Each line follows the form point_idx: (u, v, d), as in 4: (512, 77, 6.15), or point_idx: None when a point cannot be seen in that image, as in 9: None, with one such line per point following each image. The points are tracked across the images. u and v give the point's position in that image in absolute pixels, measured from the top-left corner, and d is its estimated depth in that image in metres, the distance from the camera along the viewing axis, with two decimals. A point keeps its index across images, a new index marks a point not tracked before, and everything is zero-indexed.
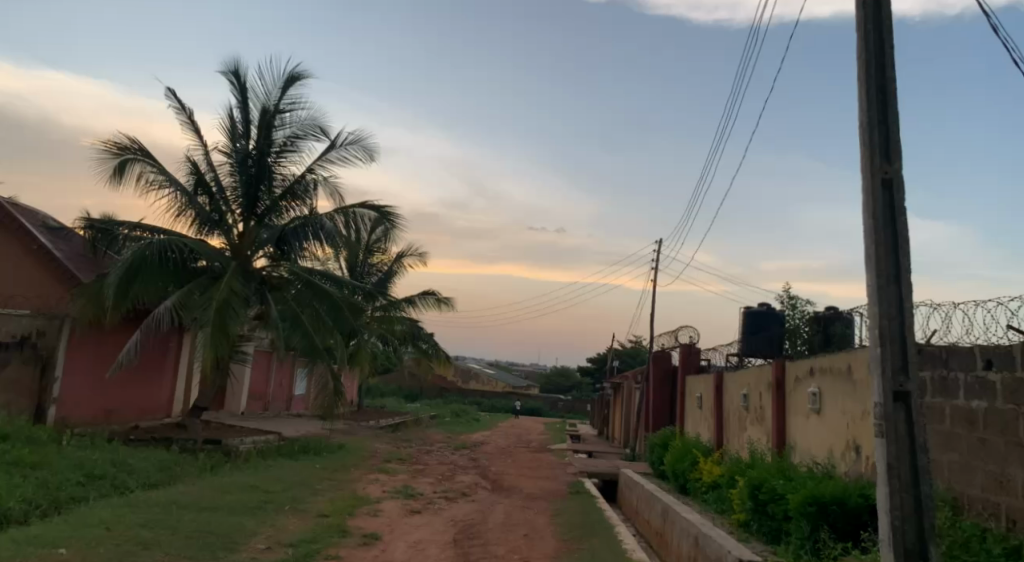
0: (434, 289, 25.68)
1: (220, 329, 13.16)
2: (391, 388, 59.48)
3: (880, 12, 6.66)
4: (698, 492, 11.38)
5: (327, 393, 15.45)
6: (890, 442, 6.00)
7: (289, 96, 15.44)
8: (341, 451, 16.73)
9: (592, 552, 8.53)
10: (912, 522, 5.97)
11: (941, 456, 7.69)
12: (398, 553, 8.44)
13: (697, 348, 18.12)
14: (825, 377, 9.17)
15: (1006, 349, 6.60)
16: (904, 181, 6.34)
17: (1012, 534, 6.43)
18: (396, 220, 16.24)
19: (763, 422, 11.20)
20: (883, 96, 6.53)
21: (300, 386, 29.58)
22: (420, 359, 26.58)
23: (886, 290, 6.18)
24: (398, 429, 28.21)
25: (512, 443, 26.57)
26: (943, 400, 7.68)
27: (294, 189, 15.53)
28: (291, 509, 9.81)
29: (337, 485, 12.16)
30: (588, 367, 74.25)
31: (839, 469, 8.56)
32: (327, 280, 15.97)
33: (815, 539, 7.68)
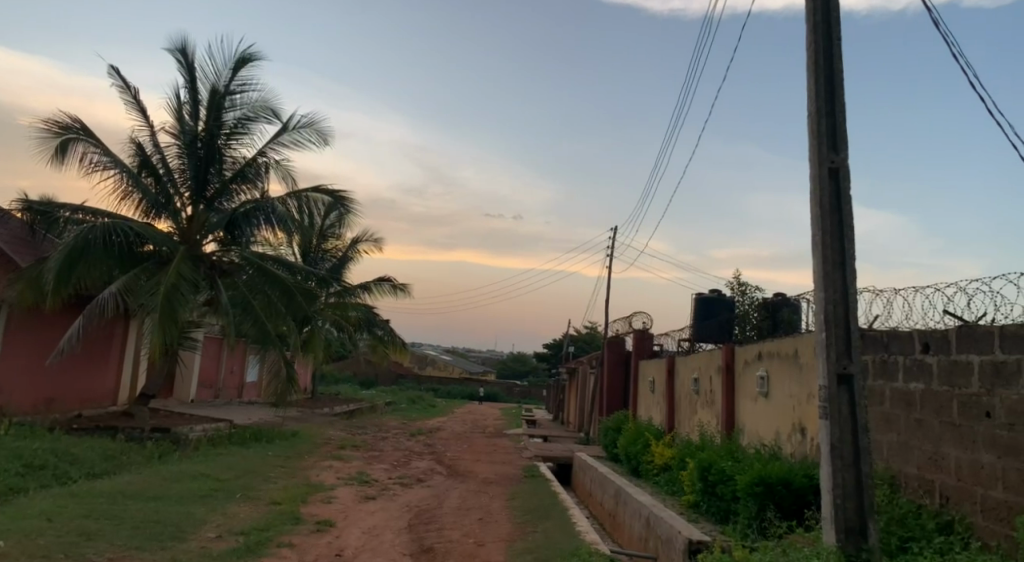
0: (389, 275, 25.43)
1: (169, 315, 12.84)
2: (346, 376, 58.85)
3: (829, 4, 6.80)
4: (649, 474, 11.60)
5: (280, 380, 15.23)
6: (833, 424, 6.22)
7: (240, 77, 15.07)
8: (294, 438, 16.54)
9: (546, 534, 8.64)
10: (853, 500, 6.20)
11: (880, 436, 7.98)
12: (352, 540, 8.40)
13: (650, 334, 18.44)
14: (773, 361, 9.40)
15: (942, 333, 6.87)
16: (849, 170, 6.54)
17: (945, 510, 6.74)
18: (351, 205, 16.07)
19: (713, 406, 11.46)
20: (830, 86, 6.70)
21: (252, 373, 29.11)
22: (375, 347, 26.45)
23: (832, 275, 6.37)
24: (353, 416, 28.05)
25: (469, 429, 26.65)
26: (883, 382, 7.95)
27: (245, 173, 15.20)
28: (242, 498, 9.65)
29: (290, 473, 12.04)
30: (545, 353, 74.97)
31: (785, 450, 8.81)
32: (280, 265, 15.69)
33: (761, 518, 7.90)
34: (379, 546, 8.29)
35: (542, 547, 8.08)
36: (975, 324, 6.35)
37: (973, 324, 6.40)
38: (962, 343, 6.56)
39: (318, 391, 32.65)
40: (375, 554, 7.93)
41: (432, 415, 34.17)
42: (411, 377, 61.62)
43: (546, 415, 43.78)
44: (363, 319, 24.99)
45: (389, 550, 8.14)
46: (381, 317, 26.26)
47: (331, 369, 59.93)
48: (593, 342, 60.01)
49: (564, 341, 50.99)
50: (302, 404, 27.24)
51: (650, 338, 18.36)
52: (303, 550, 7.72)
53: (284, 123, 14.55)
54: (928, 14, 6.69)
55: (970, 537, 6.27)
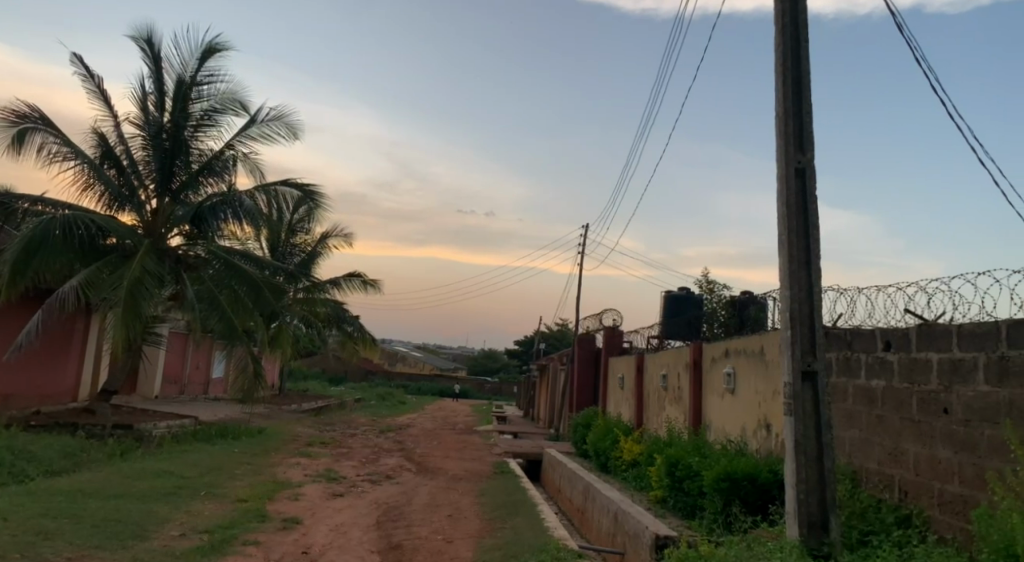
0: (360, 270, 25.25)
1: (132, 310, 12.58)
2: (315, 373, 58.27)
3: (797, 7, 6.88)
4: (618, 470, 11.69)
5: (247, 375, 15.04)
6: (798, 420, 6.32)
7: (208, 68, 14.83)
8: (261, 435, 16.34)
9: (515, 530, 8.65)
10: (816, 494, 6.31)
11: (843, 433, 8.13)
12: (319, 537, 8.32)
13: (619, 331, 18.61)
14: (739, 358, 9.54)
15: (903, 331, 7.02)
16: (815, 170, 6.64)
17: (904, 504, 6.90)
18: (320, 200, 15.92)
19: (681, 402, 11.58)
20: (797, 87, 6.79)
21: (218, 368, 28.71)
22: (345, 343, 26.33)
23: (797, 274, 6.47)
24: (322, 412, 27.82)
25: (440, 426, 26.55)
26: (846, 379, 8.09)
27: (212, 165, 14.99)
28: (207, 495, 9.51)
29: (256, 470, 11.90)
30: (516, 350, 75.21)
31: (750, 446, 8.94)
32: (247, 260, 15.45)
33: (726, 513, 8.01)
34: (347, 543, 8.22)
35: (511, 543, 8.10)
36: (935, 323, 6.50)
37: (933, 323, 6.55)
38: (923, 341, 6.72)
39: (285, 387, 32.29)
40: (343, 552, 7.86)
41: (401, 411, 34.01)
42: (382, 374, 61.30)
43: (515, 411, 43.80)
44: (332, 315, 24.85)
45: (357, 547, 8.08)
46: (351, 313, 26.09)
47: (300, 365, 59.29)
48: (564, 339, 60.32)
49: (535, 337, 51.05)
50: (269, 400, 26.91)
51: (620, 335, 18.52)
52: (268, 548, 7.61)
53: (252, 116, 14.34)
54: (893, 19, 6.83)
55: (927, 530, 6.43)
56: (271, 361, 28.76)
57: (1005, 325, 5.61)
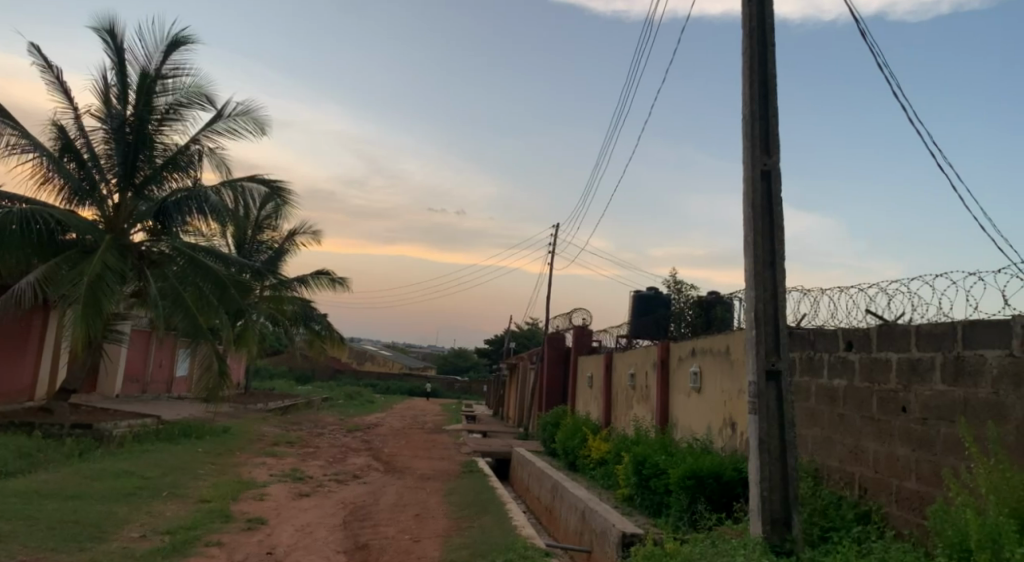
0: (328, 268, 25.03)
1: (92, 306, 12.29)
2: (281, 371, 57.55)
3: (764, 11, 6.98)
4: (586, 468, 11.75)
5: (212, 373, 14.81)
6: (761, 418, 6.41)
7: (173, 61, 14.56)
8: (226, 434, 16.12)
9: (482, 529, 8.66)
10: (779, 492, 6.41)
11: (805, 431, 8.27)
12: (284, 538, 8.22)
13: (589, 330, 18.75)
14: (706, 357, 9.65)
15: (864, 331, 7.18)
16: (780, 172, 6.74)
17: (863, 501, 7.05)
18: (288, 196, 15.71)
19: (648, 401, 11.69)
20: (764, 91, 6.89)
21: (182, 367, 28.24)
22: (312, 341, 26.11)
23: (762, 275, 6.57)
24: (288, 411, 27.53)
25: (408, 425, 26.47)
26: (809, 378, 8.23)
27: (176, 160, 14.75)
28: (169, 496, 9.35)
29: (221, 469, 11.74)
30: (486, 350, 75.26)
31: (716, 444, 9.04)
32: (212, 256, 15.18)
33: (692, 510, 8.10)
34: (313, 544, 8.14)
35: (478, 542, 8.10)
36: (894, 323, 6.65)
37: (893, 324, 6.70)
38: (883, 341, 6.86)
39: (251, 386, 31.87)
40: (309, 552, 7.78)
41: (368, 410, 33.77)
42: (350, 372, 60.82)
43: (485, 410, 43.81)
44: (300, 313, 24.60)
45: (323, 548, 8.00)
46: (319, 311, 25.86)
47: (267, 364, 58.54)
48: (534, 338, 60.50)
49: (506, 336, 51.04)
50: (234, 399, 26.54)
51: (589, 334, 18.65)
52: (232, 549, 7.50)
53: (219, 110, 14.12)
54: (856, 25, 6.96)
55: (885, 526, 6.58)
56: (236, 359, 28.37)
57: (961, 327, 5.75)
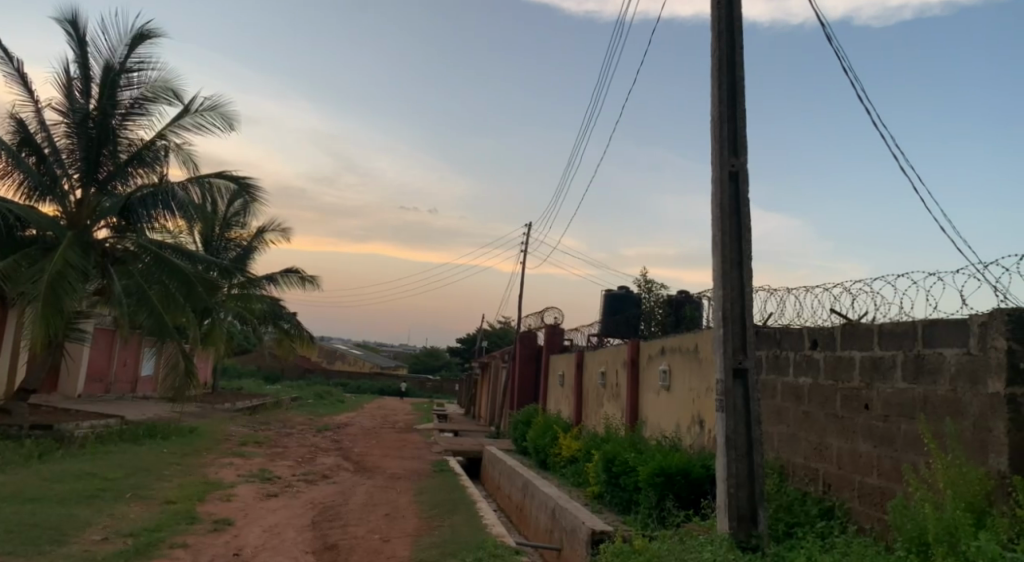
0: (298, 267, 24.78)
1: (52, 305, 12.00)
2: (249, 370, 56.80)
3: (732, 13, 7.06)
4: (556, 467, 11.80)
5: (178, 373, 14.57)
6: (729, 416, 6.50)
7: (138, 54, 14.29)
8: (192, 435, 15.88)
9: (453, 528, 8.66)
10: (745, 488, 6.49)
11: (771, 428, 8.41)
12: (252, 539, 8.13)
13: (561, 328, 18.85)
14: (675, 356, 9.75)
15: (829, 330, 7.32)
16: (748, 173, 6.83)
17: (827, 497, 7.18)
18: (256, 193, 15.50)
19: (618, 399, 11.77)
20: (732, 93, 6.97)
21: (148, 366, 27.74)
22: (281, 340, 25.86)
23: (730, 274, 6.65)
24: (256, 411, 27.21)
25: (379, 424, 26.30)
26: (775, 376, 8.37)
27: (142, 155, 14.48)
28: (133, 497, 9.18)
29: (186, 470, 11.56)
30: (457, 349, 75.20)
31: (684, 442, 9.13)
32: (179, 254, 14.92)
33: (660, 507, 8.17)
34: (281, 544, 8.06)
35: (448, 541, 8.08)
36: (858, 322, 6.79)
37: (856, 324, 6.83)
38: (847, 339, 6.99)
39: (219, 386, 31.39)
40: (276, 553, 7.70)
41: (338, 410, 33.48)
42: (320, 372, 60.32)
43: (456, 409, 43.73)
44: (269, 312, 24.34)
45: (291, 548, 7.93)
46: (288, 309, 25.62)
47: (237, 364, 57.76)
48: (506, 337, 60.45)
49: (478, 335, 50.90)
50: (201, 399, 26.17)
51: (561, 333, 18.73)
52: (197, 550, 7.40)
53: (186, 105, 13.88)
54: (822, 30, 7.08)
55: (848, 521, 6.72)
56: (203, 358, 27.94)
57: (922, 326, 5.89)
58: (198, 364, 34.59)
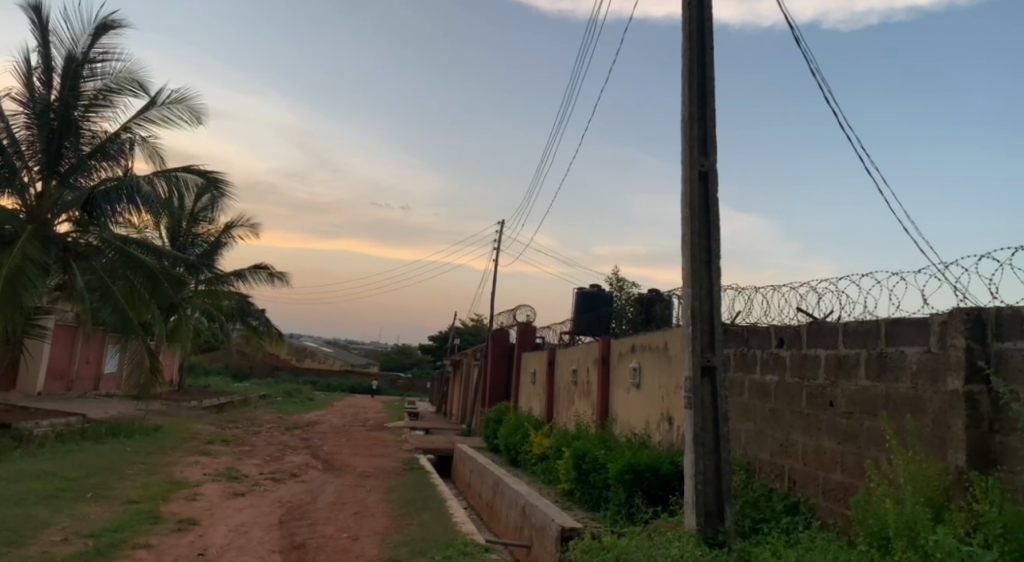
0: (267, 263, 24.51)
1: (10, 301, 11.69)
2: (217, 368, 56.03)
3: (703, 14, 7.10)
4: (527, 464, 11.81)
5: (142, 369, 14.35)
6: (697, 413, 6.56)
7: (102, 45, 14.00)
8: (157, 433, 15.61)
9: (423, 526, 8.64)
10: (713, 485, 6.55)
11: (738, 425, 8.50)
12: (217, 538, 8.03)
13: (533, 326, 18.89)
14: (645, 353, 9.82)
15: (795, 328, 7.42)
16: (717, 173, 6.89)
17: (792, 493, 7.28)
18: (225, 188, 15.23)
19: (589, 396, 11.83)
20: (702, 92, 7.02)
21: (112, 363, 27.24)
22: (249, 337, 25.57)
23: (698, 273, 6.70)
24: (223, 409, 26.84)
25: (348, 422, 26.10)
26: (743, 373, 8.46)
27: (105, 148, 14.21)
28: (94, 497, 9.00)
29: (150, 469, 11.36)
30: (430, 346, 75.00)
31: (654, 439, 9.20)
32: (145, 249, 14.62)
33: (629, 504, 8.21)
34: (247, 544, 7.96)
35: (417, 539, 8.05)
36: (823, 321, 6.90)
37: (822, 322, 6.94)
38: (813, 337, 7.10)
39: (185, 384, 30.90)
40: (242, 553, 7.60)
41: (308, 408, 33.20)
42: (289, 370, 59.79)
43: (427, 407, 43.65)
44: (238, 309, 24.04)
45: (258, 548, 7.84)
46: (257, 306, 25.34)
47: (205, 361, 56.95)
48: (478, 335, 60.41)
49: (450, 333, 50.73)
50: (166, 397, 25.72)
51: (533, 331, 18.76)
52: (161, 551, 7.28)
53: (152, 97, 13.62)
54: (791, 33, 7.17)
55: (813, 516, 6.82)
56: (169, 355, 27.47)
57: (885, 324, 6.00)
58: (164, 362, 33.99)
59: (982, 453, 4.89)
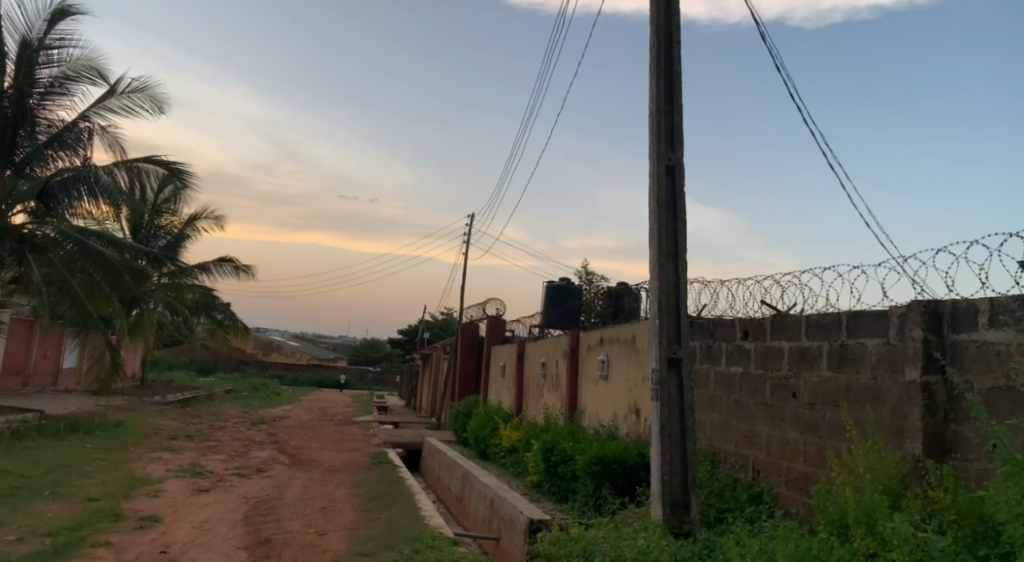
0: (232, 256, 24.14)
1: None
2: (181, 361, 55.10)
3: (670, 9, 7.14)
4: (496, 457, 11.84)
5: (103, 364, 14.05)
6: (663, 405, 6.61)
7: (58, 31, 13.62)
8: (118, 429, 15.31)
9: (391, 519, 8.62)
10: (679, 475, 6.62)
11: (704, 417, 8.61)
12: (180, 535, 7.91)
13: (503, 320, 18.94)
14: (613, 346, 9.90)
15: (759, 321, 7.53)
16: (684, 168, 6.93)
17: (756, 483, 7.39)
18: (189, 179, 14.90)
19: (558, 389, 11.89)
20: (670, 86, 7.06)
21: (70, 358, 26.63)
22: (214, 331, 25.20)
23: (665, 266, 6.75)
24: (188, 404, 26.43)
25: (316, 417, 25.86)
26: (708, 365, 8.56)
27: (62, 136, 13.92)
28: (52, 495, 8.79)
29: (111, 466, 11.14)
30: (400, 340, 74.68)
31: (621, 430, 9.29)
32: (105, 241, 14.29)
33: (597, 496, 8.26)
34: (210, 540, 7.85)
35: (386, 534, 8.02)
36: (787, 313, 7.02)
37: (785, 314, 7.06)
38: (776, 329, 7.21)
39: (147, 378, 30.36)
40: (205, 550, 7.49)
41: (273, 403, 32.83)
42: (256, 364, 59.07)
43: (396, 401, 43.51)
44: (203, 303, 23.69)
45: (222, 544, 7.74)
46: (222, 300, 24.99)
47: (169, 356, 55.94)
48: (448, 328, 60.27)
49: (418, 326, 50.55)
50: (128, 392, 25.25)
51: (502, 324, 18.80)
52: (121, 549, 7.14)
53: (111, 86, 13.30)
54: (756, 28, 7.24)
55: (776, 505, 6.95)
56: (130, 349, 26.94)
57: (846, 317, 6.12)
58: (125, 357, 33.28)
59: (938, 442, 5.01)
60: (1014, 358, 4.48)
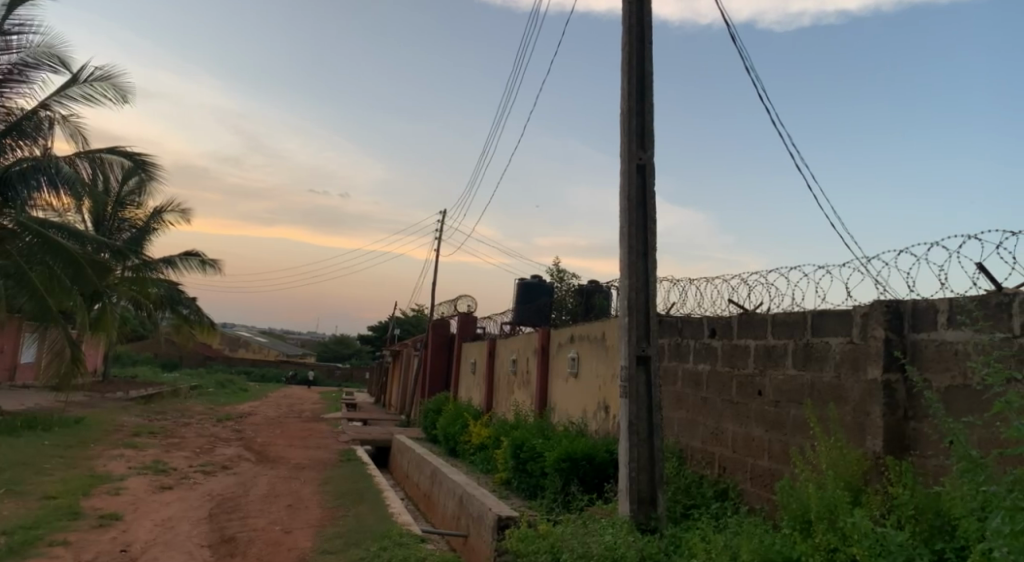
0: (198, 250, 23.77)
1: None
2: (144, 357, 54.02)
3: (642, 9, 7.19)
4: (466, 454, 11.82)
5: (62, 359, 13.72)
6: (632, 402, 6.65)
7: (18, 17, 13.26)
8: (78, 426, 14.94)
9: (357, 517, 8.56)
10: (646, 472, 6.66)
11: (671, 414, 8.69)
12: (142, 533, 7.76)
13: (474, 317, 18.94)
14: (583, 343, 9.95)
15: (727, 319, 7.61)
16: (654, 167, 6.98)
17: (722, 479, 7.48)
18: (153, 170, 14.61)
19: (528, 386, 11.91)
20: (641, 86, 7.09)
21: (28, 353, 25.91)
22: (179, 327, 24.76)
23: (636, 265, 6.79)
24: (151, 400, 25.92)
25: (283, 414, 25.51)
26: (676, 363, 8.64)
27: (21, 126, 13.52)
28: (7, 494, 8.54)
29: (69, 463, 10.87)
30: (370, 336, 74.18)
31: (590, 427, 9.33)
32: (65, 234, 13.97)
33: (565, 492, 8.28)
34: (173, 538, 7.72)
35: (352, 531, 7.96)
36: (753, 312, 7.12)
37: (752, 313, 7.15)
38: (743, 327, 7.30)
39: (108, 374, 29.68)
40: (167, 548, 7.36)
41: (239, 399, 32.40)
42: (223, 360, 58.23)
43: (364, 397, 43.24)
44: (167, 297, 23.31)
45: (184, 542, 7.60)
46: (187, 295, 24.58)
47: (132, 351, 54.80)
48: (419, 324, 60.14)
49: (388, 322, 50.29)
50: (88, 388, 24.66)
51: (473, 322, 18.77)
52: (80, 548, 6.98)
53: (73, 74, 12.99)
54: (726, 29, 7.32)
55: (740, 502, 7.03)
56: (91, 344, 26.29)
57: (810, 315, 6.22)
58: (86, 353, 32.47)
59: (897, 439, 5.11)
60: (971, 357, 4.59)
